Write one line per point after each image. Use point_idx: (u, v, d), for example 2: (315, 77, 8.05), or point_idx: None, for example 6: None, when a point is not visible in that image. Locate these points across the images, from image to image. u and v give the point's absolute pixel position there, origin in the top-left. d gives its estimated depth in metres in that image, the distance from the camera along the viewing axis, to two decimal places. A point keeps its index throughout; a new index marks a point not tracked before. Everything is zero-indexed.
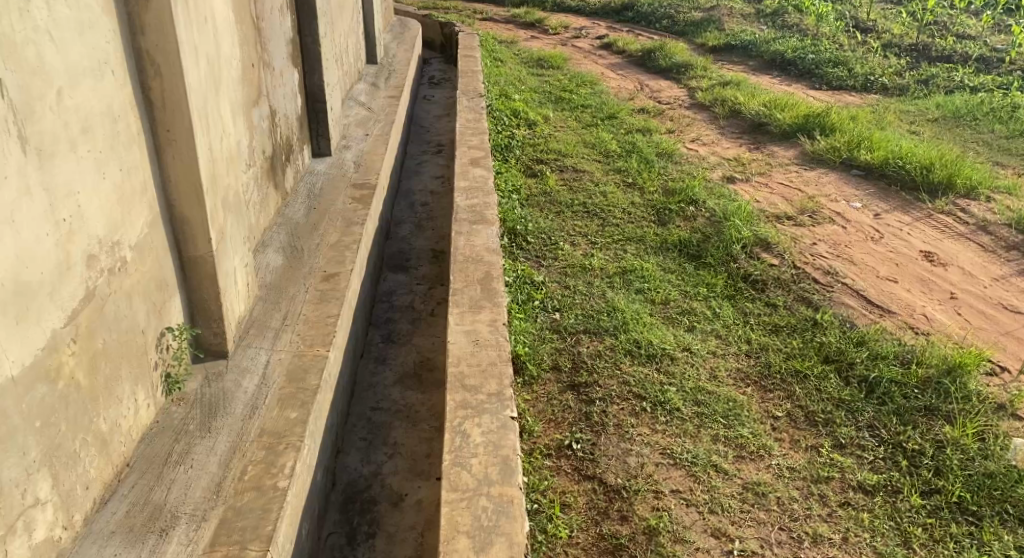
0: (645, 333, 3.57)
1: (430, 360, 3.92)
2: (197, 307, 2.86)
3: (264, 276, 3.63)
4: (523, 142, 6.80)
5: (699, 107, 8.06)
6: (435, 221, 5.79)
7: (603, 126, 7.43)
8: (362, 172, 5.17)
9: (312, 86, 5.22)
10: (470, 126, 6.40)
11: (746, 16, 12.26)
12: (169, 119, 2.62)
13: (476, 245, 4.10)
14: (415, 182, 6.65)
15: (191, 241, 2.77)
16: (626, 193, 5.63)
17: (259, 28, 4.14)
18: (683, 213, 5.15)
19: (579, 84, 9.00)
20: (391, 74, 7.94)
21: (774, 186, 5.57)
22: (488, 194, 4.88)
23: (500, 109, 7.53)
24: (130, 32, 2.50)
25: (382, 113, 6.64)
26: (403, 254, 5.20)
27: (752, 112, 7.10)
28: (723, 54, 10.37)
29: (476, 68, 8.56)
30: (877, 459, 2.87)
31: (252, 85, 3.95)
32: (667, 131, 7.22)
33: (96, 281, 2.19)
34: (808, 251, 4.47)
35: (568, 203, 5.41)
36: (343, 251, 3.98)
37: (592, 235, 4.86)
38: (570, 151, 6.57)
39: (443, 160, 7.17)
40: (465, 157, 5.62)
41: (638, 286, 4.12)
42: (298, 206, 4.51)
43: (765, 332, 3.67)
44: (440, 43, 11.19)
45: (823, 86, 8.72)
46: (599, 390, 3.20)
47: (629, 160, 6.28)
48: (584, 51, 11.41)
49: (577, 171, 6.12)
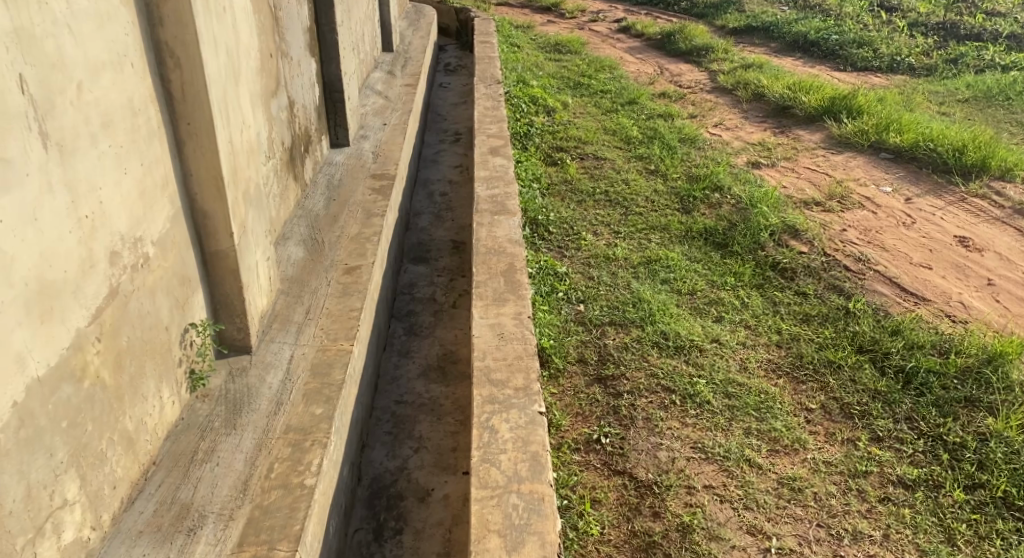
0: (672, 324, 3.51)
1: (453, 352, 3.88)
2: (221, 302, 2.84)
3: (286, 269, 3.60)
4: (543, 130, 6.73)
5: (721, 91, 7.94)
6: (455, 212, 5.73)
7: (624, 111, 7.34)
8: (381, 163, 5.12)
9: (329, 76, 5.16)
10: (489, 114, 6.33)
11: None
12: (189, 111, 2.58)
13: (498, 235, 4.04)
14: (434, 171, 6.60)
15: (213, 235, 2.74)
16: (648, 180, 5.54)
17: (277, 17, 4.09)
18: (708, 200, 5.07)
19: (598, 69, 8.90)
20: (408, 63, 7.87)
21: (801, 171, 5.46)
22: (509, 183, 4.82)
23: (519, 96, 7.45)
24: (150, 24, 2.46)
25: (399, 101, 6.59)
26: (424, 245, 5.16)
27: (776, 96, 6.98)
28: (743, 36, 10.21)
29: (493, 55, 8.47)
30: (917, 452, 2.80)
31: (271, 75, 3.91)
32: (689, 116, 7.12)
33: (120, 278, 2.15)
34: (837, 237, 4.38)
35: (590, 192, 5.34)
36: (363, 244, 3.94)
37: (616, 225, 4.80)
38: (591, 138, 6.49)
39: (461, 149, 7.11)
40: (485, 146, 5.55)
41: (663, 276, 4.05)
42: (317, 197, 4.48)
43: (795, 321, 3.59)
44: (455, 29, 11.10)
45: (848, 67, 8.55)
46: (627, 383, 3.14)
47: (650, 147, 6.20)
48: (602, 35, 11.28)
49: (599, 158, 6.04)
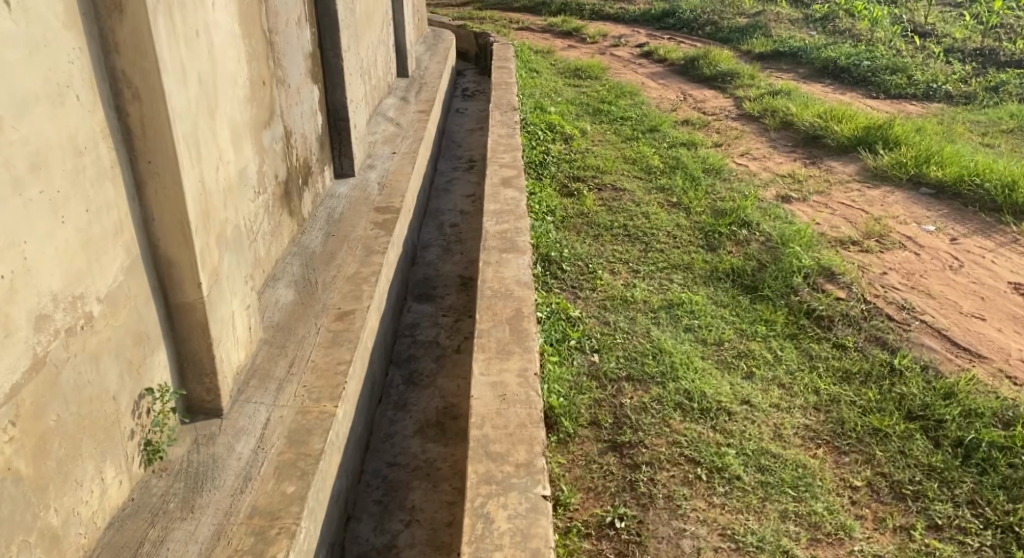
0: (697, 382, 3.16)
1: (454, 406, 3.54)
2: (188, 359, 2.52)
3: (271, 315, 3.29)
4: (559, 158, 6.43)
5: (747, 118, 7.61)
6: (465, 245, 5.42)
7: (645, 139, 7.03)
8: (385, 195, 4.83)
9: (334, 102, 4.89)
10: (503, 142, 6.03)
11: (795, 22, 11.78)
12: (150, 148, 2.29)
13: (505, 277, 3.71)
14: (445, 201, 6.31)
15: (179, 285, 2.44)
16: (671, 214, 5.20)
17: (272, 42, 3.83)
18: (736, 237, 4.72)
19: (619, 95, 8.61)
20: (422, 88, 7.62)
21: (835, 206, 5.10)
22: (520, 218, 4.50)
23: (535, 123, 7.17)
24: (103, 51, 2.19)
25: (410, 128, 6.32)
26: (429, 282, 4.84)
27: (806, 124, 6.65)
28: (770, 61, 9.90)
29: (510, 80, 8.22)
30: (984, 547, 2.41)
31: (264, 104, 3.64)
32: (714, 145, 6.79)
33: (48, 346, 1.86)
34: (878, 281, 4.01)
35: (608, 226, 5.02)
36: (359, 286, 3.63)
37: (635, 263, 4.47)
38: (609, 168, 6.17)
39: (475, 178, 6.82)
40: (496, 176, 5.24)
41: (686, 323, 3.69)
42: (315, 233, 4.19)
43: (834, 380, 3.21)
44: (474, 53, 10.89)
45: (881, 94, 8.20)
46: (646, 453, 2.78)
47: (673, 177, 5.86)
48: (624, 59, 11.02)
49: (618, 189, 5.71)
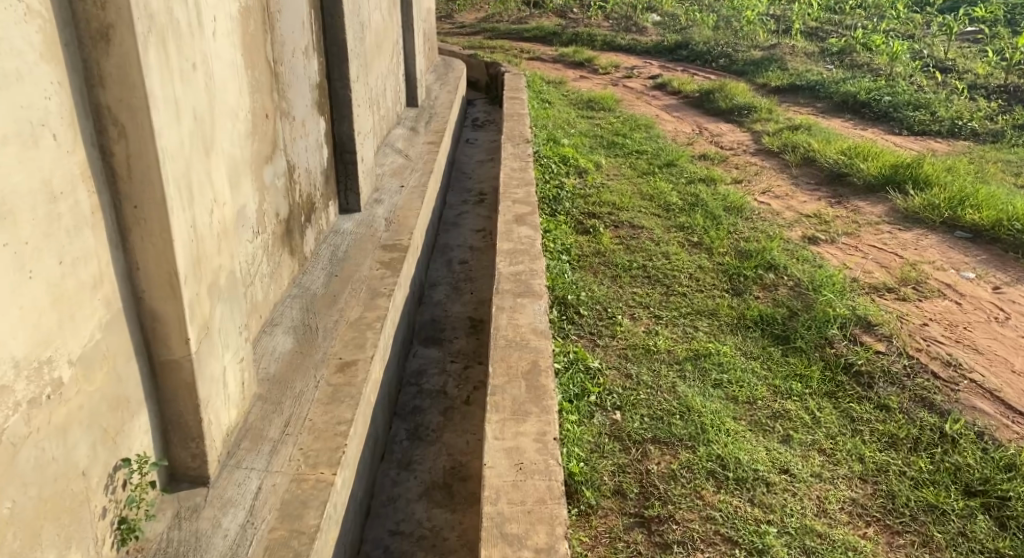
0: (730, 447, 2.90)
1: (463, 465, 3.30)
2: (173, 423, 2.28)
3: (267, 367, 3.05)
4: (573, 193, 6.21)
5: (766, 153, 7.41)
6: (475, 284, 5.19)
7: (661, 174, 6.82)
8: (393, 231, 4.61)
9: (341, 135, 4.69)
10: (516, 176, 5.83)
11: (811, 55, 11.65)
12: (137, 192, 2.06)
13: (520, 324, 3.46)
14: (454, 235, 6.10)
15: (165, 342, 2.19)
16: (692, 254, 4.96)
17: (277, 73, 3.63)
18: (762, 280, 4.48)
19: (634, 128, 8.44)
20: (432, 118, 7.45)
21: (866, 250, 4.87)
22: (535, 258, 4.26)
23: (548, 156, 6.97)
24: (87, 84, 1.97)
25: (420, 161, 6.13)
26: (437, 324, 4.60)
27: (829, 162, 6.45)
28: (787, 95, 9.75)
29: (523, 112, 8.05)
30: None
31: (266, 138, 3.44)
32: (733, 181, 6.57)
33: (8, 421, 1.63)
34: (918, 333, 3.75)
35: (626, 267, 4.78)
36: (363, 333, 3.40)
37: (656, 308, 4.22)
38: (625, 204, 5.95)
39: (485, 212, 6.62)
40: (509, 213, 5.02)
41: (715, 377, 3.43)
42: (317, 273, 3.95)
43: (880, 446, 2.94)
44: (485, 83, 10.76)
45: (904, 130, 8.01)
46: (676, 531, 2.53)
47: (693, 215, 5.63)
48: (637, 91, 10.88)
49: (636, 227, 5.48)
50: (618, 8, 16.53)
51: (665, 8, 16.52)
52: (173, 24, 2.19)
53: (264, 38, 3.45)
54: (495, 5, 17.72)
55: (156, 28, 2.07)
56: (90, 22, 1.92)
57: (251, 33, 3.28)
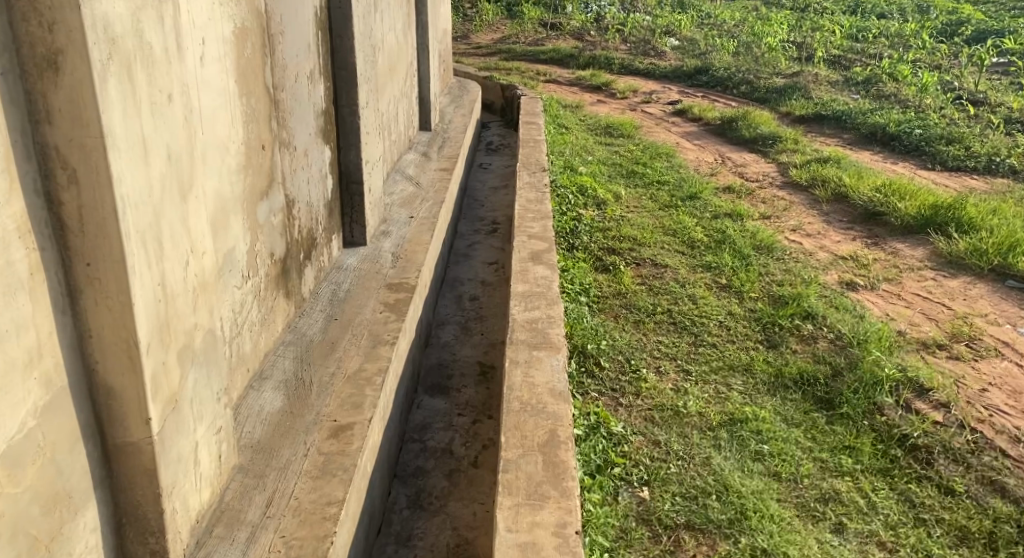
0: (776, 539, 2.59)
1: (469, 543, 2.96)
2: (128, 515, 1.94)
3: (251, 431, 2.71)
4: (592, 226, 5.87)
5: (794, 187, 7.07)
6: (485, 323, 4.84)
7: (684, 206, 6.49)
8: (399, 268, 4.28)
9: (348, 163, 4.37)
10: (531, 208, 5.48)
11: (835, 84, 11.35)
12: (90, 247, 1.75)
13: (536, 383, 3.10)
14: (464, 268, 5.76)
15: (120, 422, 1.86)
16: (721, 298, 4.61)
17: (277, 100, 3.32)
18: (799, 331, 4.13)
19: (654, 156, 8.12)
20: (444, 143, 7.14)
21: (910, 299, 4.51)
22: (552, 303, 3.91)
23: (565, 185, 6.64)
24: (32, 121, 1.67)
25: (431, 189, 5.80)
26: (444, 369, 4.25)
27: (864, 199, 6.10)
28: (813, 125, 9.42)
29: (539, 138, 7.74)
30: None
31: (262, 171, 3.12)
32: (760, 216, 6.22)
33: None
34: (979, 400, 3.44)
35: (650, 311, 4.44)
36: (361, 391, 3.04)
37: (684, 361, 3.86)
38: (647, 239, 5.61)
39: (498, 243, 6.29)
40: (524, 249, 4.68)
41: (754, 448, 3.09)
42: (315, 316, 3.61)
43: (949, 543, 2.64)
44: (499, 105, 10.47)
45: (938, 165, 7.67)
46: None
47: (720, 254, 5.28)
48: (656, 117, 10.57)
49: (659, 265, 5.14)
50: (636, 31, 16.28)
51: (684, 32, 16.25)
52: (145, 48, 1.88)
53: (263, 62, 3.14)
54: (511, 26, 17.52)
55: (122, 54, 1.76)
56: (34, 47, 1.62)
57: (247, 57, 2.97)
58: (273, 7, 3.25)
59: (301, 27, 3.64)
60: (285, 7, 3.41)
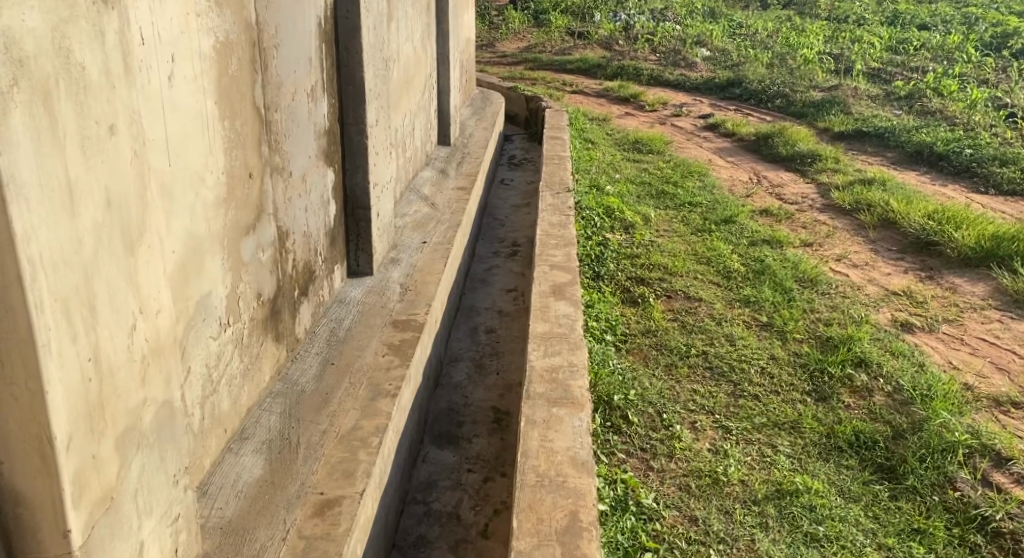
0: None
1: None
2: None
3: (222, 508, 2.36)
4: (619, 252, 5.48)
5: (836, 210, 6.65)
6: (502, 360, 4.46)
7: (718, 230, 6.07)
8: (408, 303, 3.92)
9: (354, 187, 4.02)
10: (554, 234, 5.10)
11: (876, 99, 10.90)
12: None
13: (555, 449, 2.70)
14: (481, 295, 5.40)
15: (32, 533, 1.52)
16: (762, 340, 4.20)
17: (269, 121, 2.96)
18: (851, 382, 3.70)
19: (685, 174, 7.71)
20: (464, 159, 6.78)
21: (975, 345, 4.13)
22: (576, 346, 3.51)
23: (590, 206, 6.24)
24: None
25: (447, 210, 5.44)
26: (454, 414, 3.88)
27: (915, 226, 5.69)
28: (854, 142, 8.98)
29: (563, 154, 7.37)
30: None
31: (247, 204, 2.76)
32: (802, 244, 5.81)
33: None
34: None
35: (684, 353, 4.03)
36: (355, 455, 2.68)
37: (722, 415, 3.45)
38: (679, 268, 5.19)
39: (518, 267, 5.92)
40: (546, 281, 4.29)
41: (807, 529, 2.72)
42: (310, 360, 3.25)
43: None
44: (524, 117, 10.10)
45: (991, 189, 7.20)
46: None
47: (759, 287, 4.86)
48: (687, 131, 10.16)
49: (692, 299, 4.72)
50: (667, 41, 15.87)
51: (715, 42, 15.78)
52: (75, 71, 1.53)
53: (251, 82, 2.78)
54: (538, 35, 17.18)
55: (36, 79, 1.41)
56: None
57: (232, 75, 2.61)
58: (266, 18, 2.89)
59: (300, 40, 3.28)
60: (282, 18, 3.05)
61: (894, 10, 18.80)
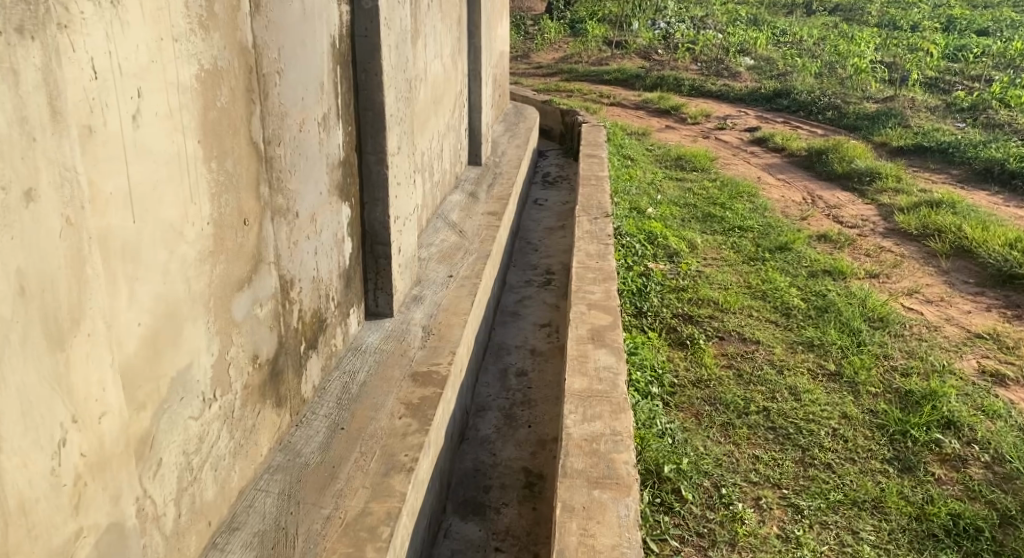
0: None
1: None
2: None
3: None
4: (665, 284, 5.03)
5: (901, 236, 6.16)
6: (535, 409, 4.05)
7: (771, 258, 5.59)
8: (429, 350, 3.52)
9: (373, 222, 3.65)
10: (593, 266, 4.68)
11: (935, 110, 10.33)
12: None
13: (598, 548, 2.29)
14: (513, 330, 4.99)
15: None
16: (830, 393, 3.73)
17: (270, 157, 2.58)
18: (939, 448, 3.27)
19: (733, 194, 7.23)
20: (495, 180, 6.39)
21: None
22: (620, 406, 3.08)
23: (632, 233, 5.81)
24: None
25: (476, 239, 5.05)
26: (480, 477, 3.48)
27: (995, 257, 5.38)
28: (914, 158, 8.45)
29: (602, 173, 6.94)
30: None
31: (242, 254, 2.38)
32: (866, 275, 5.32)
33: None
34: None
35: (742, 409, 3.58)
36: (361, 551, 2.30)
37: (792, 490, 3.02)
38: (731, 303, 4.73)
39: (553, 298, 5.50)
40: (584, 324, 3.86)
41: None
42: (317, 424, 2.86)
43: None
44: (560, 132, 9.69)
45: None
46: None
47: (823, 328, 4.39)
48: (732, 146, 9.67)
49: (748, 341, 4.27)
50: (708, 50, 15.36)
51: (759, 51, 15.19)
52: None
53: (247, 114, 2.40)
54: (575, 45, 16.77)
55: None
56: None
57: (221, 108, 2.23)
58: (266, 40, 2.52)
59: (309, 64, 2.91)
60: (286, 38, 2.67)
61: (949, 16, 18.04)
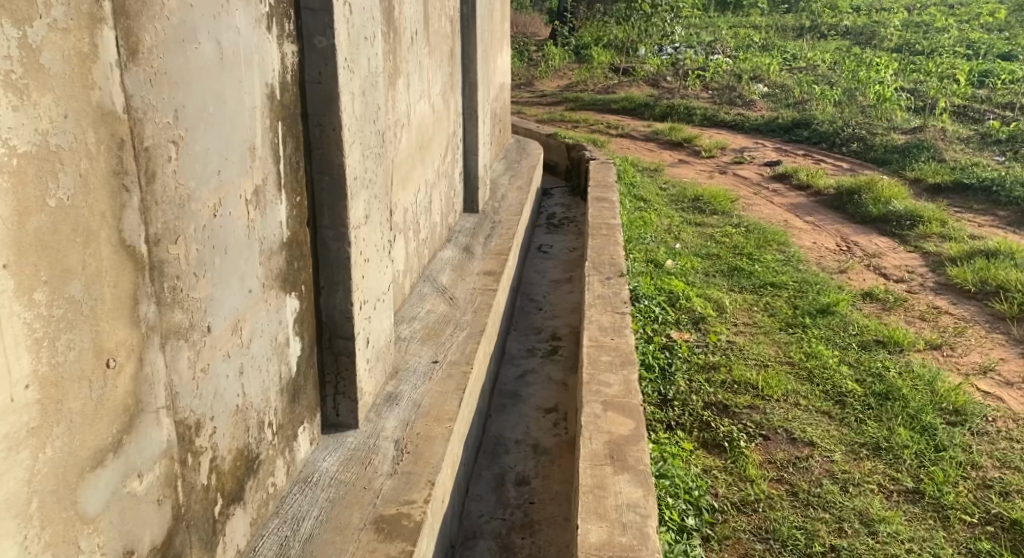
0: None
1: None
2: None
3: None
4: (692, 360, 4.25)
5: (958, 293, 5.42)
6: (537, 534, 3.28)
7: (812, 323, 4.81)
8: (401, 477, 2.76)
9: (332, 313, 2.90)
10: (608, 345, 3.92)
11: (969, 142, 9.66)
12: None
13: None
14: (512, 417, 4.22)
15: None
16: (913, 523, 2.97)
17: (157, 260, 1.83)
18: None
19: (759, 241, 6.48)
20: (493, 230, 5.65)
21: None
22: None
23: (650, 294, 5.04)
24: None
25: (469, 308, 4.30)
26: None
27: None
28: (955, 197, 7.73)
29: (613, 220, 6.20)
30: None
31: (104, 412, 1.62)
32: (927, 345, 4.56)
33: None
34: None
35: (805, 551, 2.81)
36: None
37: None
38: (774, 387, 3.94)
39: (559, 372, 4.74)
40: (599, 432, 3.09)
41: None
42: None
43: None
44: (565, 168, 8.97)
45: None
46: None
47: (889, 423, 3.61)
48: (752, 182, 8.93)
49: (799, 443, 3.48)
50: (719, 77, 14.69)
51: (773, 77, 14.47)
52: None
53: (113, 207, 1.66)
54: (579, 72, 16.11)
55: None
56: None
57: (60, 207, 1.49)
58: (147, 98, 1.77)
59: (230, 125, 2.17)
60: (187, 94, 1.93)
61: (967, 40, 17.38)
